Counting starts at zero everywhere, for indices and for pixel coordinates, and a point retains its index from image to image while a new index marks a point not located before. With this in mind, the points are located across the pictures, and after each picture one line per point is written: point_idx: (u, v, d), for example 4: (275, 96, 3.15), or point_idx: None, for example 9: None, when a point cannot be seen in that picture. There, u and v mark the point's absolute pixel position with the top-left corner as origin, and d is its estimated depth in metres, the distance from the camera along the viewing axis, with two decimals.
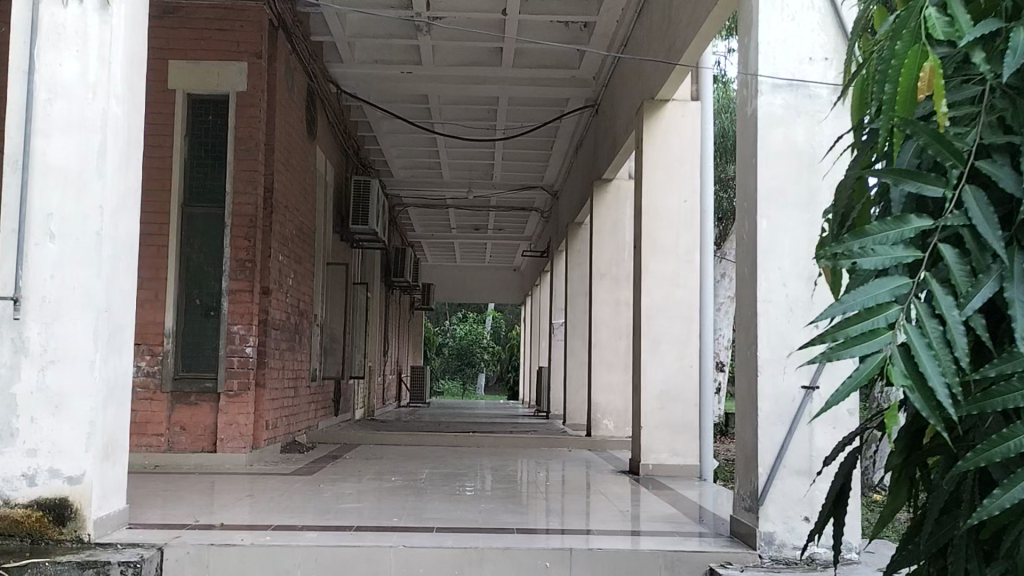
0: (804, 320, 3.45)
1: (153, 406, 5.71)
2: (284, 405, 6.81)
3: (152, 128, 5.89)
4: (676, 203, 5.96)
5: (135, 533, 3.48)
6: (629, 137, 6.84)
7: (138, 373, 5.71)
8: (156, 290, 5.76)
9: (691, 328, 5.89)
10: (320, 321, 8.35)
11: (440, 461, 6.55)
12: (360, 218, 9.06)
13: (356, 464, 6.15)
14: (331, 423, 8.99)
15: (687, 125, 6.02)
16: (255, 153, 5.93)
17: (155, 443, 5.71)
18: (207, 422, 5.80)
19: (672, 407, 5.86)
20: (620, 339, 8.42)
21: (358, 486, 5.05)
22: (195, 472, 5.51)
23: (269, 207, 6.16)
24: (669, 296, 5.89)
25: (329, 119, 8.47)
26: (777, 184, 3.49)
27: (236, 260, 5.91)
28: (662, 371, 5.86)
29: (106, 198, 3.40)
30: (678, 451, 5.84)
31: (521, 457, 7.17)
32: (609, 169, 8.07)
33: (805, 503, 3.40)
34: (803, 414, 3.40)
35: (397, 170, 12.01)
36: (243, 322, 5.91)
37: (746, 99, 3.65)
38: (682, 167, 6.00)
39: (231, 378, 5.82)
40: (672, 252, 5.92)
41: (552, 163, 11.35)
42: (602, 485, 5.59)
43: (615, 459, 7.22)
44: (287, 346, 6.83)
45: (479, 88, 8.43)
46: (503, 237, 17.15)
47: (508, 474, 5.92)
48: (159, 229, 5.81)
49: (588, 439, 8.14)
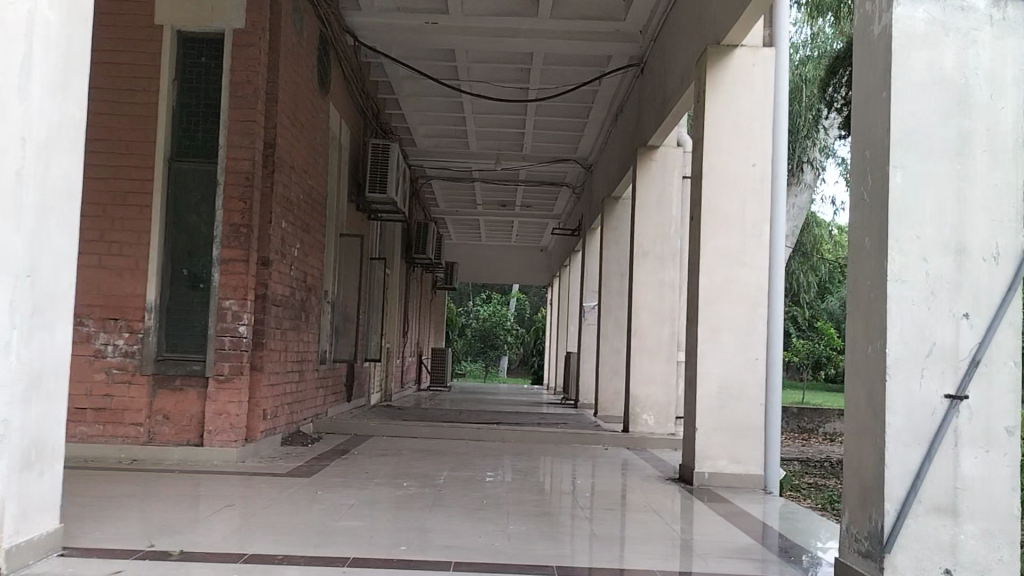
0: (949, 307, 2.60)
1: (132, 391, 4.96)
2: (286, 390, 6.03)
3: (137, 69, 5.08)
4: (743, 167, 5.07)
5: (67, 564, 2.71)
6: (684, 94, 5.96)
7: (115, 353, 4.96)
8: (137, 257, 5.00)
9: (757, 314, 5.02)
10: (331, 298, 7.57)
11: (460, 460, 5.74)
12: (378, 185, 8.24)
13: (364, 462, 5.35)
14: (342, 410, 8.23)
15: (759, 76, 5.11)
16: (253, 101, 5.10)
17: (133, 433, 4.95)
18: (193, 411, 5.02)
19: (733, 406, 4.99)
20: (664, 326, 7.58)
21: (361, 494, 4.24)
22: (177, 470, 4.74)
23: (269, 165, 5.33)
24: (732, 276, 5.02)
25: (345, 74, 7.63)
26: (918, 124, 2.62)
27: (229, 225, 5.07)
28: (720, 364, 5.00)
29: (31, 128, 2.60)
30: (739, 459, 4.96)
31: (551, 457, 6.35)
32: (655, 136, 7.19)
33: (944, 550, 2.55)
34: (945, 431, 2.55)
35: (420, 138, 11.18)
36: (236, 297, 5.06)
37: (872, 15, 2.77)
38: (752, 125, 5.08)
39: (220, 361, 5.01)
40: (737, 225, 5.05)
41: (588, 133, 10.44)
42: (650, 496, 4.75)
43: (658, 461, 6.37)
44: (290, 325, 6.03)
45: (513, 43, 7.54)
46: (531, 215, 16.34)
47: (538, 479, 5.11)
48: (142, 187, 5.03)
49: (626, 435, 7.31)
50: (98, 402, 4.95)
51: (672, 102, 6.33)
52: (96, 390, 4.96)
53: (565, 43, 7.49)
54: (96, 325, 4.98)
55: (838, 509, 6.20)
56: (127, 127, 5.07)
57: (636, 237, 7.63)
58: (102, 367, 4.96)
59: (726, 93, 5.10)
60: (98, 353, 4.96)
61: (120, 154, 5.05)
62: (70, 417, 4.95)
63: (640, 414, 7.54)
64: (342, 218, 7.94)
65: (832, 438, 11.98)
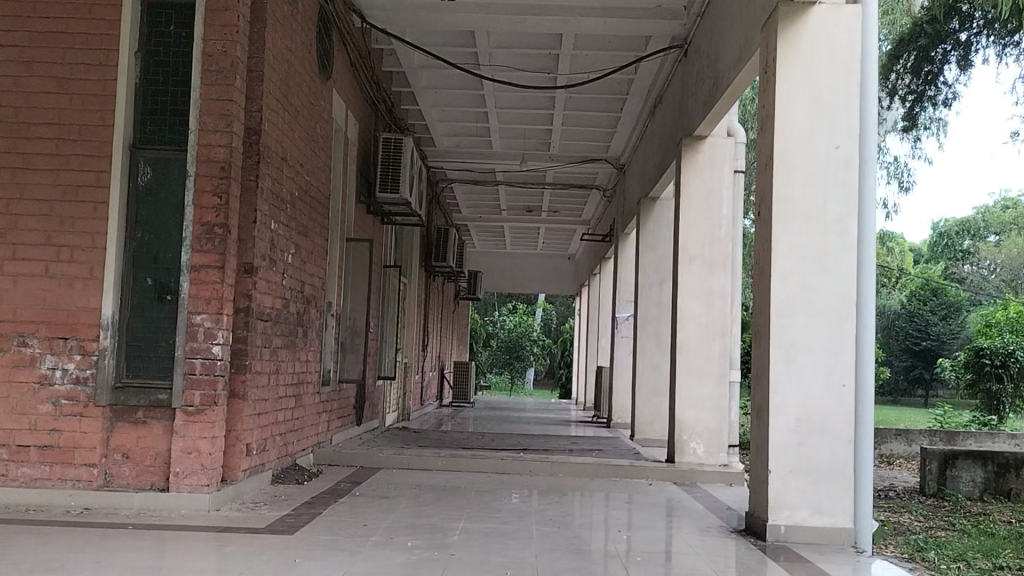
0: None
1: (83, 425, 4.13)
2: (278, 418, 5.18)
3: (92, 39, 4.26)
4: (823, 151, 4.14)
5: None
6: (744, 67, 5.05)
7: (65, 380, 4.14)
8: (93, 263, 4.17)
9: (844, 330, 4.10)
10: (336, 310, 6.71)
11: (480, 505, 4.83)
12: (390, 183, 7.37)
13: (364, 510, 4.46)
14: (351, 434, 7.39)
15: (844, 38, 4.17)
16: (231, 76, 4.23)
17: (85, 476, 4.11)
18: (159, 448, 4.17)
19: (813, 444, 4.04)
20: (713, 340, 6.64)
21: (352, 563, 3.35)
22: (133, 524, 3.88)
23: (254, 154, 4.49)
24: (811, 283, 4.10)
25: (352, 58, 6.78)
26: None
27: (201, 224, 4.21)
28: (798, 392, 4.06)
29: None
30: (821, 509, 4.03)
31: (587, 497, 5.41)
32: (703, 123, 6.27)
33: None
34: None
35: (439, 137, 10.34)
36: (209, 310, 4.19)
37: None
38: (835, 98, 4.15)
39: (191, 389, 4.16)
40: (817, 221, 4.12)
41: (622, 128, 9.52)
42: (714, 557, 3.82)
43: (712, 501, 5.43)
44: (282, 341, 5.16)
45: (539, 23, 6.62)
46: (558, 221, 15.48)
47: (574, 532, 4.18)
48: (99, 179, 4.20)
49: (671, 467, 6.36)
50: (43, 439, 4.13)
51: (727, 83, 5.41)
52: (41, 424, 4.13)
53: (600, 21, 6.56)
54: (42, 346, 4.17)
55: (929, 558, 5.21)
56: (79, 108, 4.24)
57: (681, 241, 6.69)
58: (49, 397, 4.14)
59: (804, 58, 4.13)
60: (45, 379, 4.15)
61: (71, 140, 4.23)
62: (11, 457, 4.14)
63: (687, 443, 6.60)
64: (350, 221, 7.10)
65: (888, 461, 10.91)
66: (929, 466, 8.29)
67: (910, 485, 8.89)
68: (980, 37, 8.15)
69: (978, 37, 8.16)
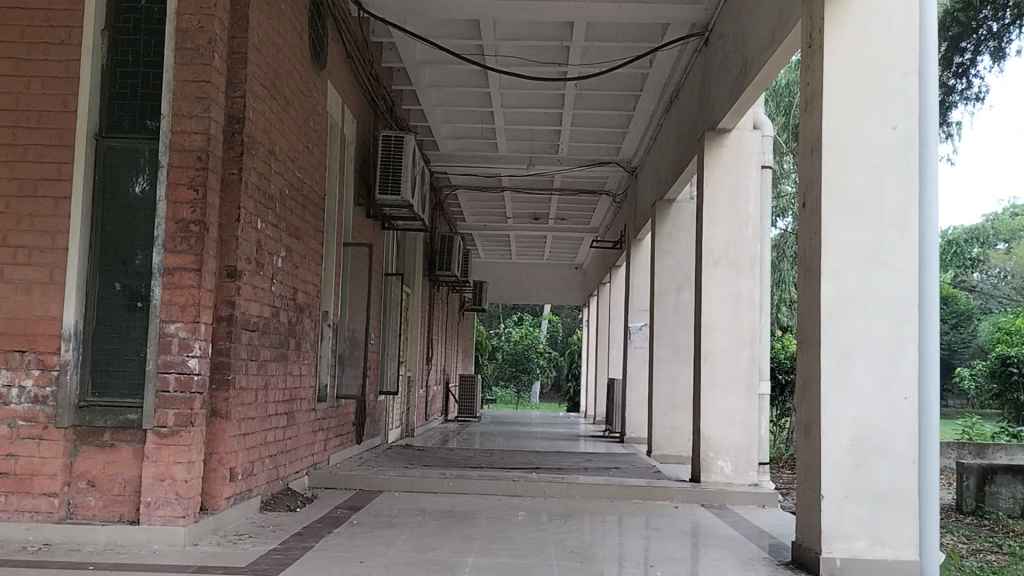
0: None
1: (43, 450, 3.64)
2: (268, 437, 4.70)
3: (53, 16, 3.81)
4: (880, 133, 3.66)
5: None
6: (779, 48, 4.58)
7: (23, 399, 3.66)
8: (53, 267, 3.70)
9: (904, 335, 3.61)
10: (334, 320, 6.22)
11: (492, 534, 4.33)
12: (391, 183, 6.90)
13: (362, 543, 3.95)
14: (350, 454, 6.92)
15: (900, 6, 3.69)
16: (208, 54, 3.77)
17: (44, 507, 3.62)
18: (129, 475, 3.67)
19: (872, 465, 3.54)
20: (740, 350, 6.12)
21: None
22: (96, 562, 3.39)
23: (236, 145, 4.03)
24: (868, 282, 3.61)
25: (348, 50, 6.32)
26: None
27: (175, 221, 3.73)
28: (854, 405, 3.56)
29: None
30: (882, 540, 3.53)
31: (608, 522, 4.92)
32: (729, 114, 5.79)
33: None
34: None
35: (443, 140, 9.88)
36: (184, 319, 3.71)
37: None
38: (890, 73, 3.68)
39: (164, 409, 3.66)
40: (873, 212, 3.64)
41: (635, 127, 9.06)
42: None
43: (746, 527, 4.93)
44: (272, 352, 4.69)
45: (548, 9, 6.14)
46: (565, 229, 15.03)
47: (600, 568, 3.68)
48: (59, 172, 3.74)
49: (696, 488, 5.86)
50: None
51: (756, 67, 4.93)
52: None
53: (614, 6, 6.07)
54: None
55: None
56: (37, 93, 3.78)
57: (704, 241, 6.19)
58: (4, 418, 3.66)
59: (854, 27, 3.66)
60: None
61: (28, 128, 3.76)
62: None
63: (715, 461, 6.09)
64: (348, 225, 6.63)
65: None
66: (967, 481, 7.73)
67: (946, 502, 8.36)
68: (1012, 27, 7.69)
69: (1011, 28, 7.70)
